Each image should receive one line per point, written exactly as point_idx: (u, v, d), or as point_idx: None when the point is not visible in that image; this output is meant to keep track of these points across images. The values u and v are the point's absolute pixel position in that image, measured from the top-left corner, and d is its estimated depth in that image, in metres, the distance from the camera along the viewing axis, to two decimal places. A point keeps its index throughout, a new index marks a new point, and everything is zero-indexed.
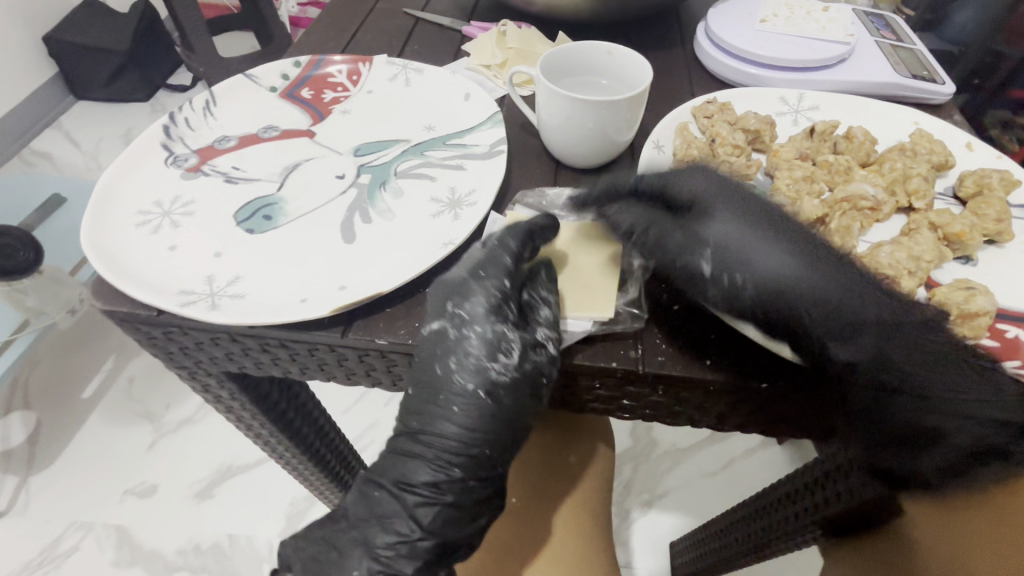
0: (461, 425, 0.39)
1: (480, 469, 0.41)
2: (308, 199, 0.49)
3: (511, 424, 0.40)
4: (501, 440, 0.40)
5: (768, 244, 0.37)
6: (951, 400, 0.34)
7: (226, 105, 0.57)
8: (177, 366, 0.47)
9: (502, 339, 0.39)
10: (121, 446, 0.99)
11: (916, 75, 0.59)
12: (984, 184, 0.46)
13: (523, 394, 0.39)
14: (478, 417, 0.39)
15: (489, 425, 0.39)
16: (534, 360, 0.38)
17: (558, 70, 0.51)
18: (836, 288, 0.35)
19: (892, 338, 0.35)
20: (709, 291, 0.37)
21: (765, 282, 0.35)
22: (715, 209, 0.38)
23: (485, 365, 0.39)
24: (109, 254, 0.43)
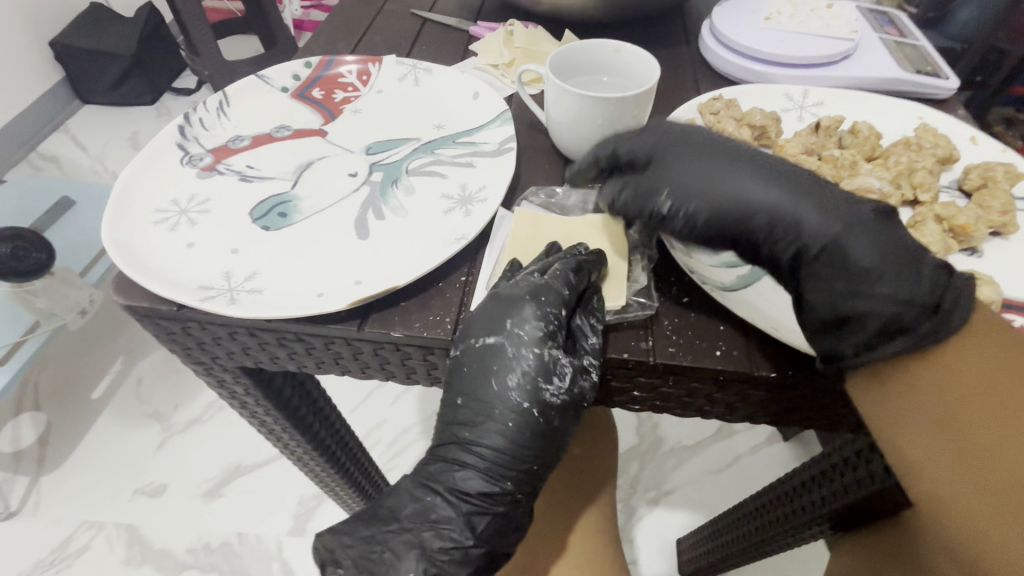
0: (511, 441, 0.40)
1: (525, 482, 0.42)
2: (322, 196, 0.50)
3: (556, 442, 0.41)
4: (547, 457, 0.42)
5: (719, 166, 0.36)
6: (898, 293, 0.32)
7: (239, 105, 0.58)
8: (194, 361, 0.48)
9: (555, 363, 0.39)
10: (130, 446, 1.00)
11: (919, 71, 0.59)
12: (988, 177, 0.47)
13: (570, 417, 0.40)
14: (529, 435, 0.40)
15: (537, 442, 0.40)
16: (583, 386, 0.39)
17: (566, 67, 0.52)
18: (788, 194, 0.35)
19: (846, 238, 0.33)
20: (675, 225, 0.37)
21: (722, 207, 0.35)
22: (674, 149, 0.38)
23: (540, 385, 0.39)
24: (129, 251, 0.44)
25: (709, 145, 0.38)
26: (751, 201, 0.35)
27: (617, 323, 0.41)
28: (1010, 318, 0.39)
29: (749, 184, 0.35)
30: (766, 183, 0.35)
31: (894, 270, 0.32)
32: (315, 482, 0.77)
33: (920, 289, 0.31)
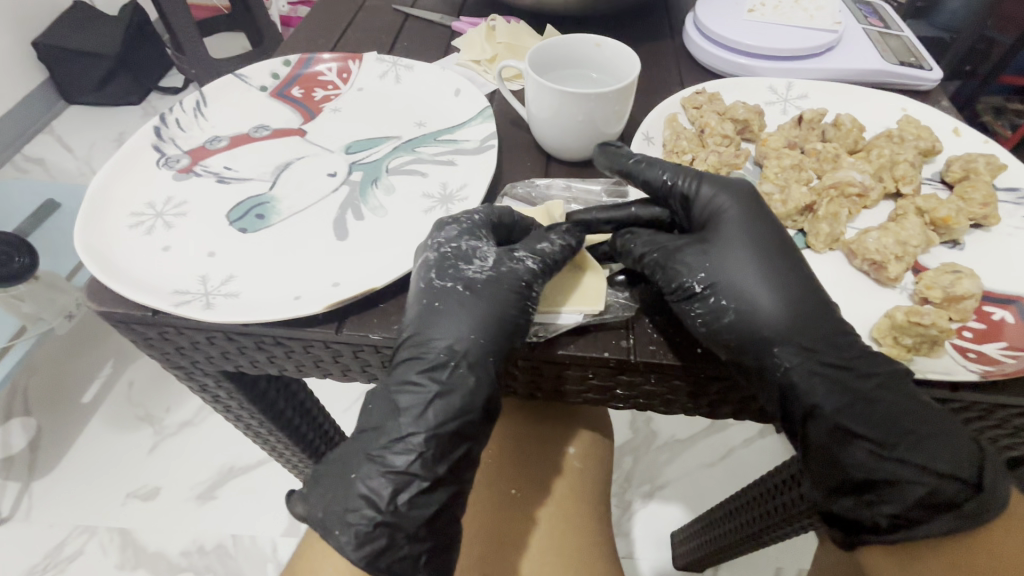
0: (449, 319, 0.39)
1: (471, 371, 0.38)
2: (300, 196, 0.49)
3: (500, 321, 0.38)
4: (490, 339, 0.38)
5: (770, 286, 0.39)
6: (936, 466, 0.35)
7: (216, 105, 0.57)
8: (174, 366, 0.47)
9: (476, 251, 0.41)
10: (122, 448, 1.00)
11: (903, 62, 0.59)
12: (971, 168, 0.47)
13: (506, 292, 0.39)
14: (459, 311, 0.39)
15: (474, 319, 0.39)
16: (514, 263, 0.40)
17: (545, 64, 0.51)
18: (818, 339, 0.38)
19: (893, 395, 0.36)
20: (696, 310, 0.38)
21: (750, 323, 0.38)
22: (732, 237, 0.40)
23: (462, 269, 0.40)
24: (103, 256, 0.43)
25: (762, 243, 0.40)
26: (778, 320, 0.38)
27: (602, 321, 0.40)
28: (991, 311, 0.39)
29: (781, 308, 0.38)
30: (793, 310, 0.38)
31: (931, 424, 0.36)
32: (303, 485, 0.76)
33: (959, 464, 0.35)
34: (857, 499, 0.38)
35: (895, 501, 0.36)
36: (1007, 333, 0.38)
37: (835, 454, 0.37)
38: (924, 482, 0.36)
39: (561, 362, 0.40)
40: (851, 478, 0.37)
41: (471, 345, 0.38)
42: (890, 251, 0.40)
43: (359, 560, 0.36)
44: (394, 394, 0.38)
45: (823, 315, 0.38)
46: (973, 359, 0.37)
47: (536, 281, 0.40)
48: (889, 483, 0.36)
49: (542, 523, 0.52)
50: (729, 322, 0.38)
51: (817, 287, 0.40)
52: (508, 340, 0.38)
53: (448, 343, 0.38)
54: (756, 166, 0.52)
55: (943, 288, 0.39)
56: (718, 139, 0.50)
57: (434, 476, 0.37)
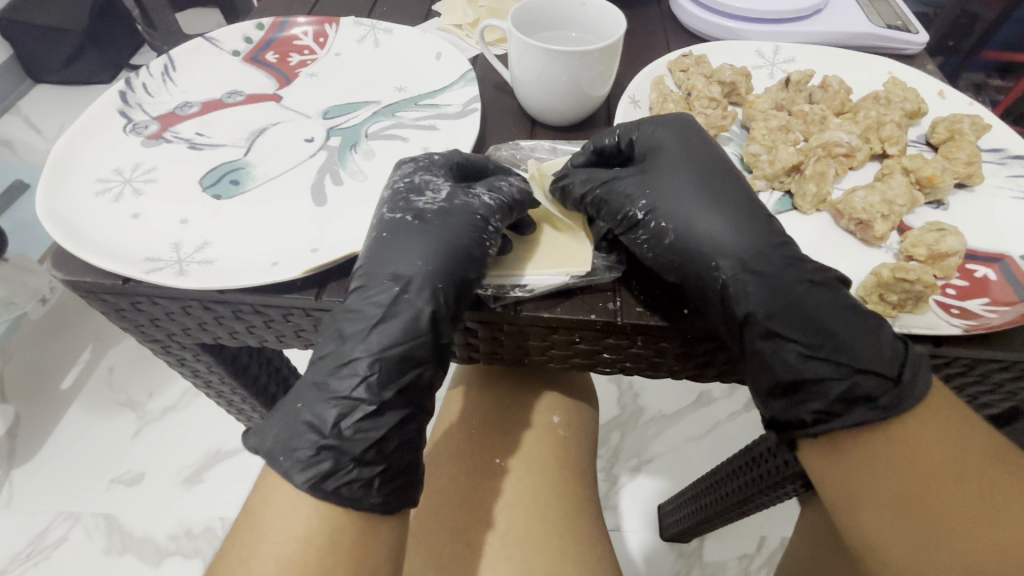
0: (400, 248, 0.38)
1: (426, 300, 0.37)
2: (276, 161, 0.47)
3: (452, 249, 0.38)
4: (441, 266, 0.37)
5: (710, 206, 0.40)
6: (860, 359, 0.35)
7: (186, 70, 0.55)
8: (150, 340, 0.46)
9: (430, 184, 0.41)
10: (104, 434, 0.98)
11: (890, 26, 0.58)
12: (955, 129, 0.47)
13: (458, 222, 0.39)
14: (409, 239, 0.38)
15: (425, 245, 0.38)
16: (468, 197, 0.40)
17: (528, 24, 0.50)
18: (773, 268, 0.37)
19: (834, 297, 0.37)
20: (641, 237, 0.40)
21: (692, 240, 0.38)
22: (666, 163, 0.42)
23: (412, 199, 0.40)
24: (68, 222, 0.41)
25: (702, 168, 0.41)
26: (723, 237, 0.38)
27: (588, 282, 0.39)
28: (973, 269, 0.40)
29: (721, 227, 0.39)
30: (737, 228, 0.39)
31: (854, 325, 0.36)
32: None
33: (882, 359, 0.34)
34: (789, 400, 0.37)
35: (818, 398, 0.35)
36: (990, 290, 0.38)
37: (767, 359, 0.37)
38: (843, 377, 0.35)
39: (521, 325, 0.39)
40: (779, 381, 0.36)
41: (422, 274, 0.37)
42: (876, 210, 0.40)
43: (302, 485, 0.34)
44: (338, 322, 0.37)
45: (768, 232, 0.39)
46: (956, 314, 0.37)
47: (492, 216, 0.40)
48: (813, 381, 0.36)
49: (520, 484, 0.51)
50: (671, 242, 0.39)
51: (764, 212, 0.40)
52: (463, 270, 0.38)
53: (396, 271, 0.37)
54: (743, 130, 0.51)
55: (928, 246, 0.39)
56: (706, 102, 0.49)
57: (381, 400, 0.36)
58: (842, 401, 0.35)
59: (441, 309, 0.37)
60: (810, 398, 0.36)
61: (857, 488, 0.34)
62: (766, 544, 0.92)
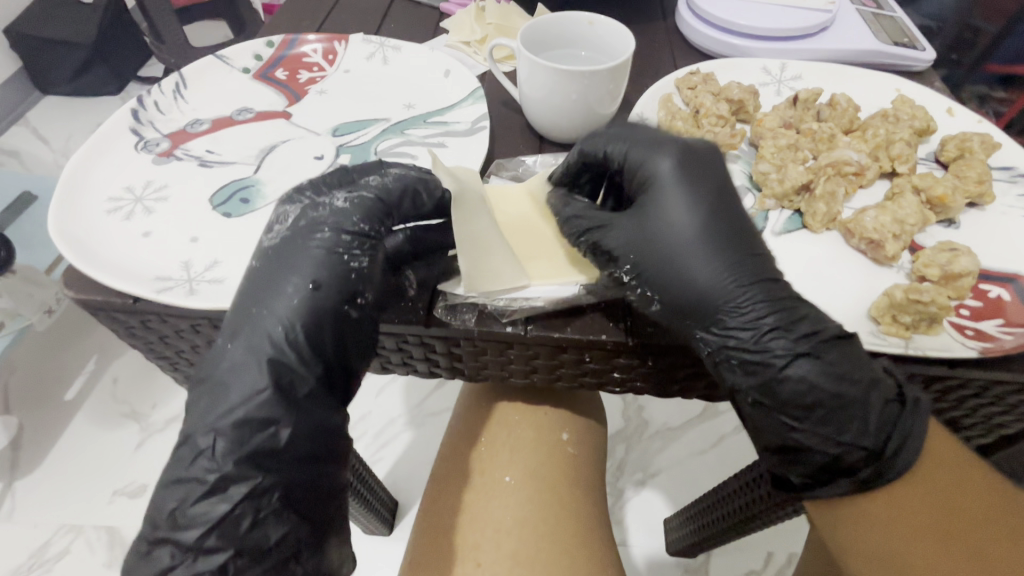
0: (257, 295, 0.37)
1: (278, 328, 0.36)
2: (286, 179, 0.48)
3: (313, 282, 0.37)
4: (298, 305, 0.36)
5: (703, 255, 0.37)
6: (843, 434, 0.35)
7: (197, 87, 0.55)
8: (158, 357, 0.46)
9: (284, 216, 0.40)
10: (107, 446, 0.97)
11: (897, 42, 0.59)
12: (965, 148, 0.47)
13: (312, 250, 0.38)
14: (264, 281, 0.37)
15: (276, 284, 0.37)
16: (321, 210, 0.39)
17: (537, 42, 0.50)
18: (739, 328, 0.36)
19: (789, 346, 0.35)
20: (632, 295, 0.38)
21: (693, 295, 0.36)
22: (665, 193, 0.38)
23: (264, 239, 0.39)
24: (79, 241, 0.41)
25: (699, 206, 0.38)
26: (721, 292, 0.36)
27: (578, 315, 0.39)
28: (987, 289, 0.39)
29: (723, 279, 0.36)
30: (727, 281, 0.37)
31: (841, 398, 0.35)
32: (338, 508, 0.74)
33: (868, 434, 0.34)
34: (779, 460, 0.37)
35: (804, 464, 0.36)
36: (1004, 310, 0.38)
37: (756, 425, 0.37)
38: (828, 448, 0.35)
39: (532, 343, 0.39)
40: (767, 443, 0.37)
41: (274, 307, 0.36)
42: (888, 230, 0.40)
43: None
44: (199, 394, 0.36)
45: (754, 283, 0.36)
46: (971, 336, 0.37)
47: (349, 221, 0.39)
48: (799, 449, 0.36)
49: (527, 503, 0.51)
50: (660, 308, 0.37)
51: (753, 252, 0.38)
52: (326, 302, 0.37)
53: (241, 314, 0.36)
54: (751, 147, 0.51)
55: (940, 266, 0.39)
56: (714, 120, 0.50)
57: (218, 474, 0.33)
58: (823, 469, 0.36)
59: (296, 332, 0.36)
60: (796, 463, 0.36)
61: (857, 547, 0.34)
62: (774, 560, 0.90)
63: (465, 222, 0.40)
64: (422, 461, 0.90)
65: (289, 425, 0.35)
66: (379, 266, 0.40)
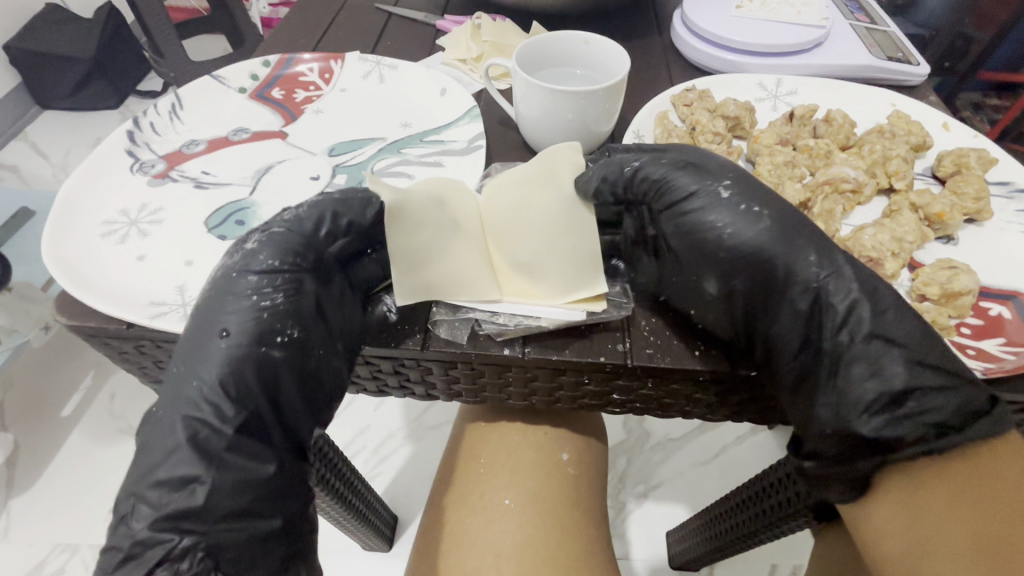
0: (192, 351, 0.35)
1: (203, 374, 0.34)
2: (282, 201, 0.47)
3: (235, 333, 0.35)
4: (217, 364, 0.34)
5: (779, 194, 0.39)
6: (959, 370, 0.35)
7: (193, 108, 0.55)
8: (153, 380, 0.45)
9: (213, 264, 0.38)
10: (104, 463, 0.96)
11: (891, 58, 0.59)
12: (961, 163, 0.47)
13: (228, 303, 0.36)
14: (192, 339, 0.36)
15: (203, 338, 0.35)
16: (235, 255, 0.37)
17: (533, 62, 0.50)
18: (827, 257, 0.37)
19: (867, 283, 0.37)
20: (732, 216, 0.38)
21: (756, 244, 0.37)
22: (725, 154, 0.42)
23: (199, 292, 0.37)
24: (72, 266, 0.41)
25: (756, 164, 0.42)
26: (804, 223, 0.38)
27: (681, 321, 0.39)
28: (987, 307, 0.39)
29: (769, 228, 0.37)
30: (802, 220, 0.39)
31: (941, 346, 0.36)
32: (335, 525, 0.73)
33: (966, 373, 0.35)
34: (891, 416, 0.35)
35: (936, 411, 0.34)
36: (1005, 329, 0.38)
37: (879, 365, 0.35)
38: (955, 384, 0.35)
39: (530, 366, 0.39)
40: (892, 393, 0.35)
41: (197, 368, 0.35)
42: (886, 248, 0.40)
43: None
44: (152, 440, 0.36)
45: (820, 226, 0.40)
46: (973, 355, 0.37)
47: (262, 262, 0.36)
48: (928, 394, 0.35)
49: (527, 525, 0.50)
50: (767, 226, 0.37)
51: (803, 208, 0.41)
52: (252, 351, 0.35)
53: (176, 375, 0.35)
54: (749, 164, 0.51)
55: (940, 284, 0.38)
56: (710, 137, 0.50)
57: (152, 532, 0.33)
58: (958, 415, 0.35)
59: (217, 384, 0.34)
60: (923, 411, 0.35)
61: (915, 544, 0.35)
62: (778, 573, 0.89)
63: (432, 235, 0.39)
64: (421, 476, 0.89)
65: (208, 482, 0.33)
66: (309, 300, 0.37)
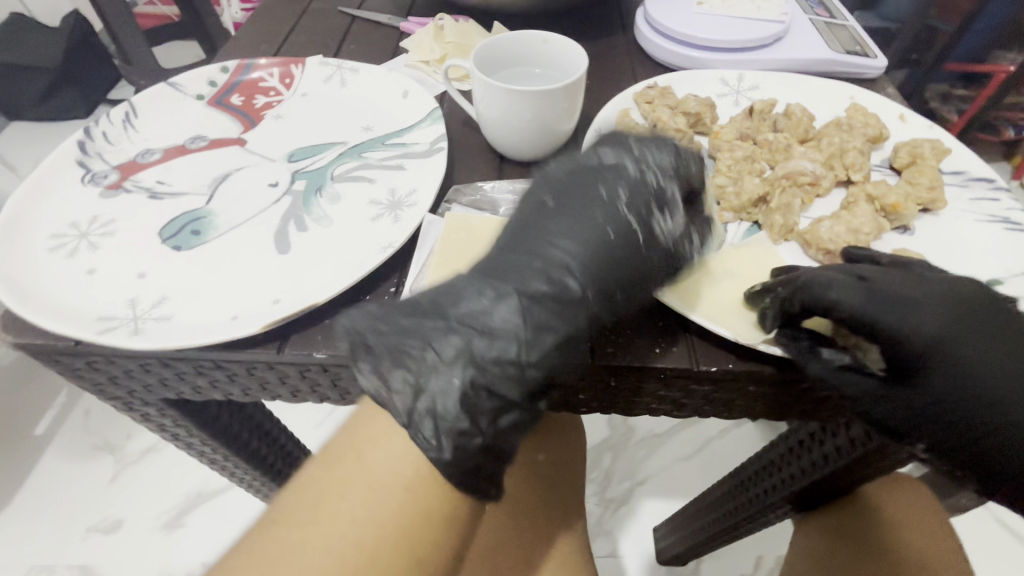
0: (551, 232, 0.37)
1: (563, 233, 0.37)
2: (238, 209, 0.46)
3: (606, 253, 0.36)
4: (597, 268, 0.36)
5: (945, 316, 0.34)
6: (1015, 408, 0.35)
7: (149, 116, 0.54)
8: (110, 397, 0.44)
9: (655, 192, 0.38)
10: (81, 481, 0.94)
11: (849, 51, 0.60)
12: (916, 154, 0.48)
13: (605, 227, 0.37)
14: (560, 221, 0.37)
15: (577, 241, 0.37)
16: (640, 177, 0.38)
17: (492, 62, 0.50)
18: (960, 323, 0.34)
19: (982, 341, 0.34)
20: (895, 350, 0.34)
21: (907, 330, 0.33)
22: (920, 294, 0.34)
23: (641, 209, 0.38)
24: (19, 283, 0.39)
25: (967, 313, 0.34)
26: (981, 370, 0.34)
27: (830, 305, 0.33)
28: None
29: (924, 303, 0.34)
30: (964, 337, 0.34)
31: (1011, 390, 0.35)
32: None
33: None
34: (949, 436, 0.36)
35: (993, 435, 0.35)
36: None
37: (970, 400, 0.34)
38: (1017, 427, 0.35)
39: None
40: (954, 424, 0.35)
41: (546, 264, 0.36)
42: (843, 240, 0.41)
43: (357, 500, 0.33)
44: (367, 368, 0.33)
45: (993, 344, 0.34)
46: None
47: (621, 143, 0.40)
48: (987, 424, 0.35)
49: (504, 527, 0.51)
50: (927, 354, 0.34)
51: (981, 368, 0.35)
52: (607, 267, 0.36)
53: (543, 281, 0.35)
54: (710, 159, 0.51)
55: None
56: (672, 133, 0.50)
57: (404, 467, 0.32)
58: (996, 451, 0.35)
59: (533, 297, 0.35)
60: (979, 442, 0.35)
61: None
62: (763, 564, 0.90)
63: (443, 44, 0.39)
64: None
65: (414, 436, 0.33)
66: (600, 237, 0.37)
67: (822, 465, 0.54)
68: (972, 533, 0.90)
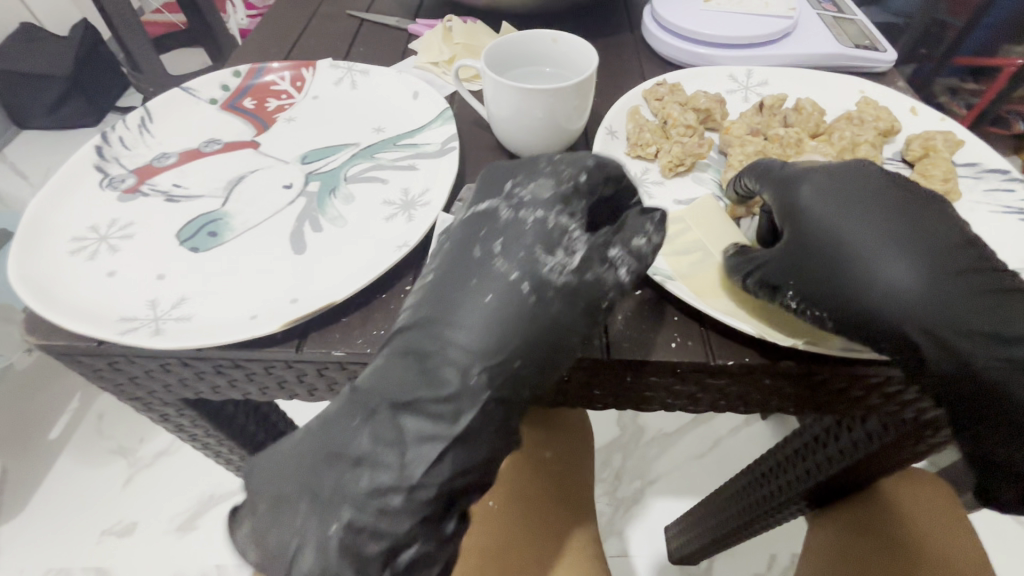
0: (464, 306, 0.35)
1: (466, 318, 0.35)
2: (254, 211, 0.47)
3: (519, 319, 0.35)
4: (503, 336, 0.35)
5: (893, 255, 0.34)
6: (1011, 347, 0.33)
7: (164, 121, 0.55)
8: (130, 398, 0.45)
9: (561, 230, 0.36)
10: (96, 484, 0.95)
11: (858, 45, 0.60)
12: (929, 146, 0.47)
13: (523, 294, 0.35)
14: (462, 297, 0.36)
15: (482, 315, 0.35)
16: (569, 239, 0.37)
17: (502, 62, 0.50)
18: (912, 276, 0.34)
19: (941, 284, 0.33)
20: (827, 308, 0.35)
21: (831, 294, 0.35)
22: (871, 254, 0.34)
23: (539, 257, 0.36)
24: (43, 285, 0.40)
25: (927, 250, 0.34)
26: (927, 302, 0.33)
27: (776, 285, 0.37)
28: None
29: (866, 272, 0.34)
30: (919, 281, 0.34)
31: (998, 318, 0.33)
32: None
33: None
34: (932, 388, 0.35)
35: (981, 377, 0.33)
36: None
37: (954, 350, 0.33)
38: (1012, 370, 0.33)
39: None
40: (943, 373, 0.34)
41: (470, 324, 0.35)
42: None
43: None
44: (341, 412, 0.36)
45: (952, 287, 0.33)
46: None
47: (538, 189, 0.38)
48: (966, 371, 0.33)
49: (518, 525, 0.51)
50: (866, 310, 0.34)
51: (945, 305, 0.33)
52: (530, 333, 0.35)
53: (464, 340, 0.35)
54: (721, 155, 0.52)
55: None
56: (682, 130, 0.49)
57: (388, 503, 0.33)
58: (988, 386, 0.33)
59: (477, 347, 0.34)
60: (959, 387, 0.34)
61: None
62: (778, 562, 0.90)
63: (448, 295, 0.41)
64: None
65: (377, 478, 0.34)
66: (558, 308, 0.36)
67: (837, 461, 0.54)
68: (986, 528, 0.89)
